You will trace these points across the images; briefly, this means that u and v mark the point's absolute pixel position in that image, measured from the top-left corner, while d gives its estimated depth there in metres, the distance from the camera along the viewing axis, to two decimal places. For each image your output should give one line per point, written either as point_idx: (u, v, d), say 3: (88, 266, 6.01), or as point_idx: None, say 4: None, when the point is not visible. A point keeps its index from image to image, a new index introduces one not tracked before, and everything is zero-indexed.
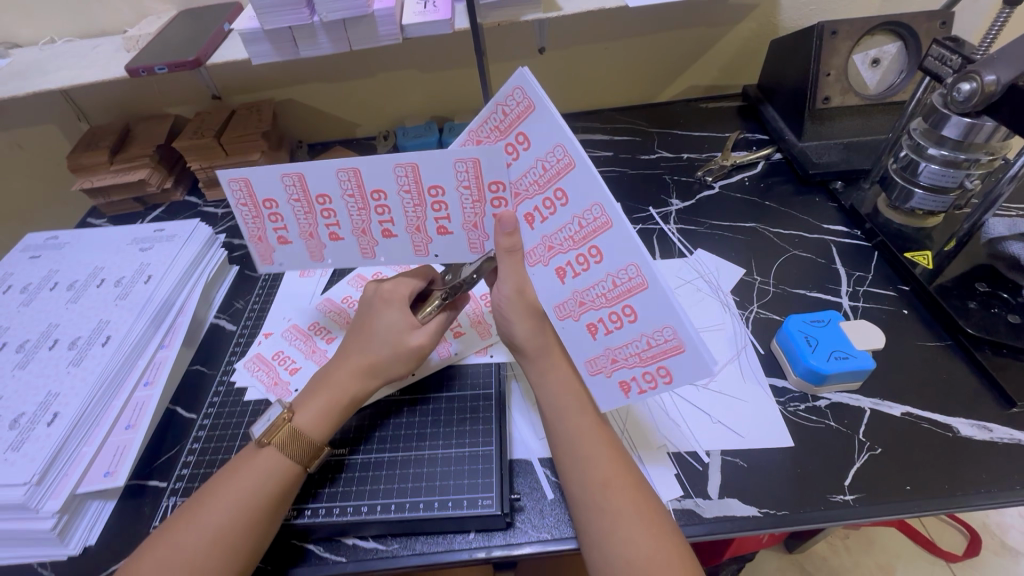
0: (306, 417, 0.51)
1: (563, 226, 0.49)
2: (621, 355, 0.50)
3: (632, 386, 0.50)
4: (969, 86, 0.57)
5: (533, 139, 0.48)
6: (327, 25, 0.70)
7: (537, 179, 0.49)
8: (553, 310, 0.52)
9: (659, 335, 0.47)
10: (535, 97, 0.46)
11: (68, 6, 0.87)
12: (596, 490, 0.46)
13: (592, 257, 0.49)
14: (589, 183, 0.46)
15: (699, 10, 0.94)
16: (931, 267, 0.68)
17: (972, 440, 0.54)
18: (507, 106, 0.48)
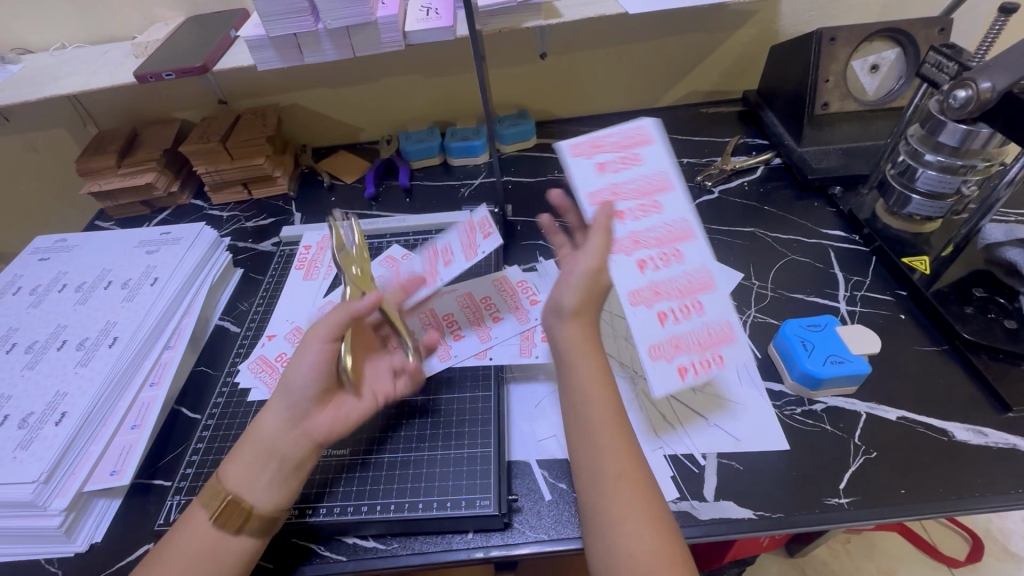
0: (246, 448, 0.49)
1: (653, 228, 0.54)
2: (684, 342, 0.54)
3: (688, 371, 0.53)
4: (964, 93, 0.58)
5: (644, 161, 0.56)
6: (331, 32, 0.71)
7: (624, 180, 0.55)
8: (625, 297, 0.53)
9: (722, 326, 0.55)
10: (654, 134, 0.57)
11: (78, 12, 0.89)
12: (605, 485, 0.45)
13: (676, 254, 0.55)
14: (688, 205, 0.55)
15: (699, 16, 0.95)
16: (929, 272, 0.68)
17: (967, 444, 0.54)
18: (629, 133, 0.57)
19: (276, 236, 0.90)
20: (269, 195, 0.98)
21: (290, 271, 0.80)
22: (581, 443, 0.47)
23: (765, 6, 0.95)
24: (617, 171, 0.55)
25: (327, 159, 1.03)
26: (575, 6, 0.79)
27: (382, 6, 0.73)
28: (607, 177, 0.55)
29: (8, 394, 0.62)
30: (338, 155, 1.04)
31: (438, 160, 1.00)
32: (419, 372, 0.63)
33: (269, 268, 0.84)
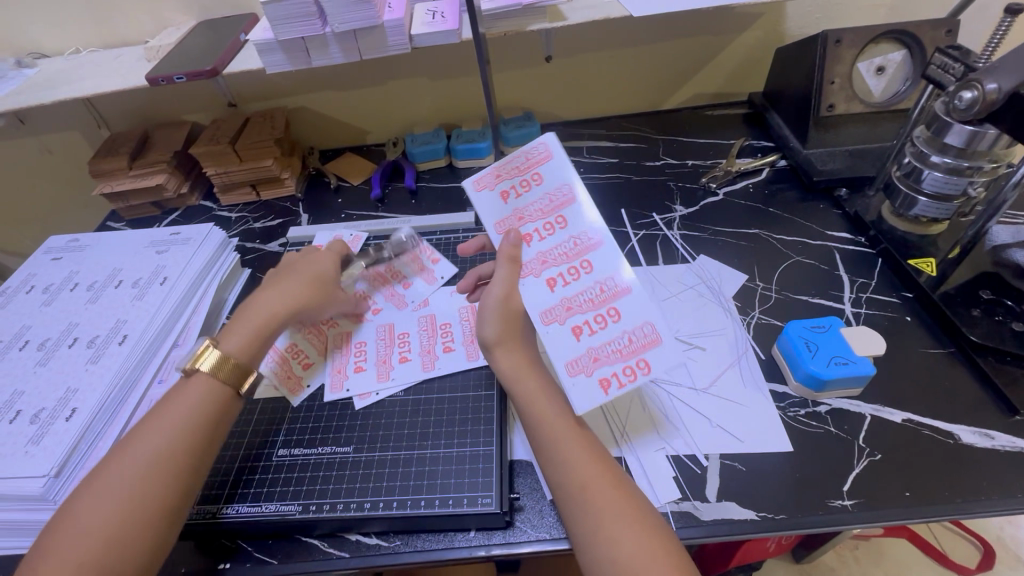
0: (232, 345, 0.57)
1: (560, 244, 0.55)
2: (603, 352, 0.52)
3: (612, 382, 0.51)
4: (970, 94, 0.57)
5: (548, 180, 0.56)
6: (339, 35, 0.72)
7: (538, 208, 0.56)
8: (539, 315, 0.53)
9: (640, 331, 0.52)
10: (554, 149, 0.56)
11: (93, 17, 0.90)
12: (576, 490, 0.47)
13: (584, 260, 0.54)
14: (588, 210, 0.55)
15: (704, 19, 0.95)
16: (935, 275, 0.68)
17: (974, 448, 0.54)
18: (529, 153, 0.57)
19: (283, 237, 0.91)
20: (277, 196, 0.99)
21: None
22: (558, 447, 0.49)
23: (770, 8, 0.95)
24: (513, 194, 0.57)
25: (334, 162, 1.04)
26: (579, 9, 0.80)
27: (389, 10, 0.74)
28: (513, 205, 0.57)
29: (21, 390, 0.63)
30: (345, 157, 1.05)
31: (444, 162, 1.01)
32: (433, 369, 0.64)
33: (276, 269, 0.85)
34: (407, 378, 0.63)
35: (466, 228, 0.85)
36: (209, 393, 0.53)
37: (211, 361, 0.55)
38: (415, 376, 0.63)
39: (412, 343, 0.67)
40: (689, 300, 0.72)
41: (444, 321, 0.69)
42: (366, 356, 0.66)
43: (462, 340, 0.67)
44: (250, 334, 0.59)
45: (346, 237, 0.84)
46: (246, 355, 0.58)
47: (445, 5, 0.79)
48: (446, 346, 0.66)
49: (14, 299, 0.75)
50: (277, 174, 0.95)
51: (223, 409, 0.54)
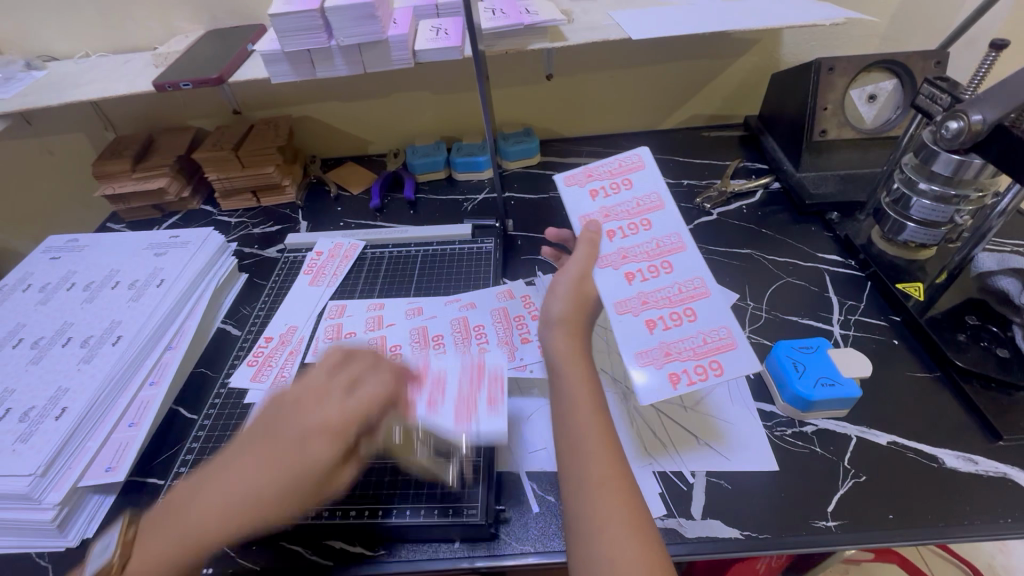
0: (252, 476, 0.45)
1: (642, 243, 0.58)
2: (676, 348, 0.53)
3: (682, 378, 0.52)
4: (956, 124, 0.59)
5: (636, 189, 0.61)
6: (343, 48, 0.74)
7: (619, 210, 0.60)
8: (613, 304, 0.55)
9: (715, 333, 0.54)
10: (647, 161, 0.63)
11: (104, 23, 0.92)
12: (592, 486, 0.46)
13: (664, 258, 0.57)
14: (674, 217, 0.59)
15: (702, 43, 0.98)
16: (923, 299, 0.69)
17: (957, 472, 0.54)
18: (623, 160, 0.63)
19: (281, 244, 0.92)
20: (277, 203, 1.00)
21: (296, 277, 0.81)
22: (571, 442, 0.49)
23: (766, 35, 0.97)
24: (600, 195, 0.61)
25: (335, 171, 1.06)
26: (580, 31, 0.82)
27: (394, 25, 0.76)
28: (599, 204, 0.61)
29: (11, 388, 0.63)
30: (347, 166, 1.07)
31: (443, 174, 1.03)
32: None
33: (273, 274, 0.86)
34: None
35: (463, 239, 0.85)
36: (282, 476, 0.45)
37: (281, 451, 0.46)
38: None
39: (446, 345, 0.68)
40: None
41: (437, 333, 0.69)
42: None
43: (495, 343, 0.68)
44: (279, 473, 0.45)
45: (344, 244, 0.85)
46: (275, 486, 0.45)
47: (449, 21, 0.81)
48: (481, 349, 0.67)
49: (10, 297, 0.76)
50: (278, 181, 0.96)
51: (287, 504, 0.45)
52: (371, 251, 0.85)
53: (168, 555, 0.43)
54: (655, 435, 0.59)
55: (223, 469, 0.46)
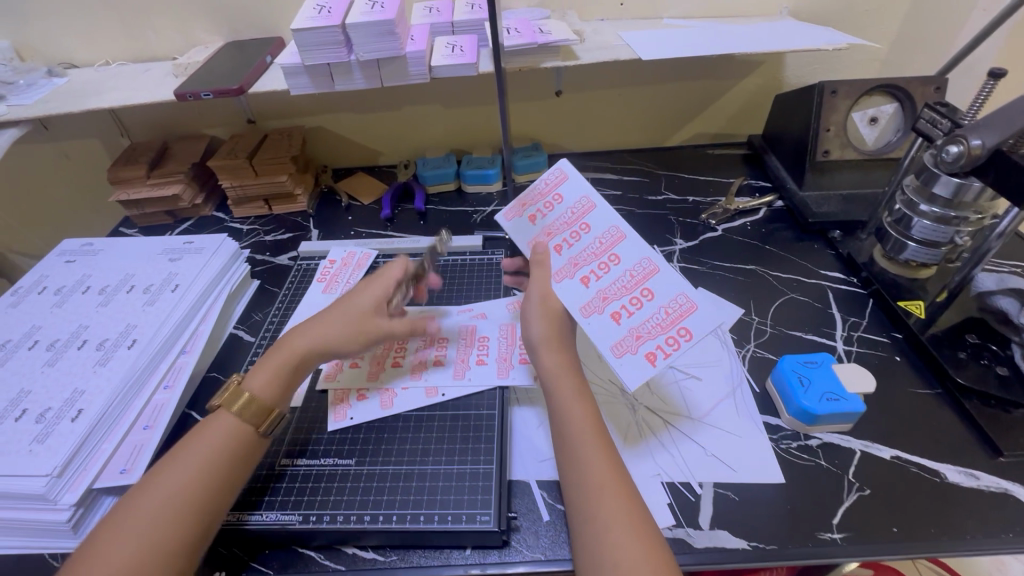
0: (257, 380, 0.57)
1: (587, 246, 0.62)
2: (644, 329, 0.57)
3: (658, 355, 0.56)
4: (956, 149, 0.61)
5: (567, 199, 0.65)
6: (362, 63, 0.76)
7: (554, 226, 0.64)
8: (579, 309, 0.59)
9: (675, 303, 0.58)
10: (568, 170, 0.65)
11: (125, 33, 0.95)
12: (591, 492, 0.48)
13: (611, 251, 0.61)
14: (606, 210, 0.63)
15: (708, 64, 1.00)
16: (924, 317, 0.70)
17: (959, 487, 0.55)
18: (547, 179, 0.66)
19: (293, 251, 0.93)
20: (288, 211, 1.02)
21: (309, 284, 0.82)
22: (567, 453, 0.51)
23: (770, 58, 1.00)
24: (538, 217, 0.65)
25: (346, 181, 1.08)
26: (591, 50, 0.84)
27: (411, 42, 0.78)
28: (540, 226, 0.64)
29: (28, 389, 0.64)
30: (357, 176, 1.09)
31: (452, 186, 1.05)
32: (436, 396, 0.64)
33: (285, 281, 0.87)
34: (410, 406, 0.63)
35: (474, 250, 0.87)
36: (235, 431, 0.53)
37: (238, 401, 0.55)
38: (419, 402, 0.63)
39: (448, 351, 0.69)
40: None
41: (443, 334, 0.72)
42: (368, 381, 0.66)
43: (495, 355, 0.68)
44: (275, 366, 0.58)
45: (356, 253, 0.87)
46: (270, 393, 0.57)
47: (464, 38, 0.84)
48: (480, 359, 0.68)
49: (26, 299, 0.77)
50: (291, 189, 0.98)
51: (244, 449, 0.53)
52: (382, 260, 0.87)
53: (195, 477, 0.49)
54: (656, 447, 0.61)
55: (186, 445, 0.52)
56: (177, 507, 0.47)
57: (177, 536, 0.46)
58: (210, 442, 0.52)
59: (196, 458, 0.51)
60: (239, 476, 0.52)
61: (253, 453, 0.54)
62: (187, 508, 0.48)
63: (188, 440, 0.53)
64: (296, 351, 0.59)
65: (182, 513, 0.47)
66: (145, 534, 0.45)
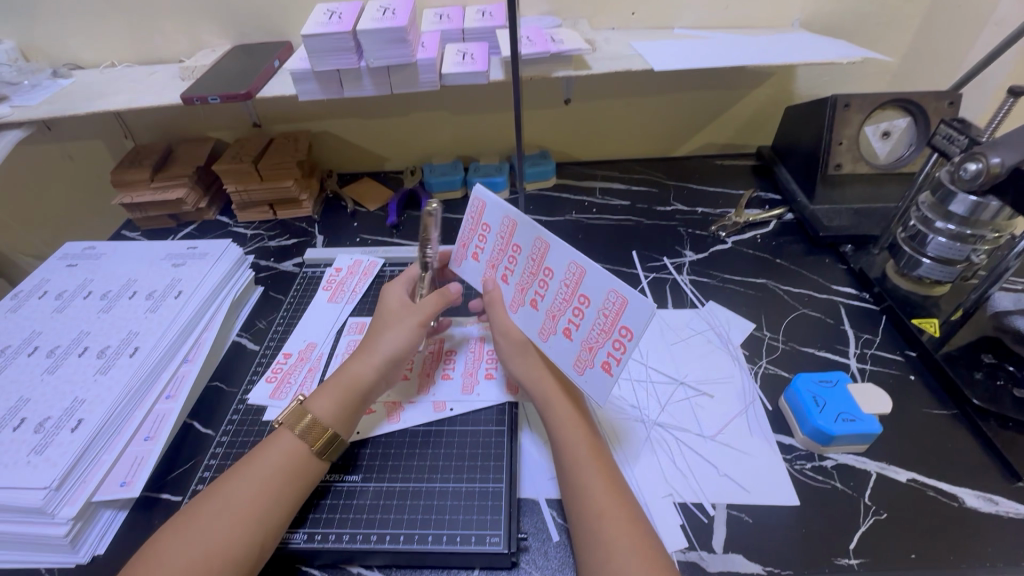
0: (320, 404, 0.56)
1: (525, 267, 0.59)
2: (593, 339, 0.55)
3: (611, 361, 0.53)
4: (975, 166, 0.60)
5: (492, 224, 0.60)
6: (372, 69, 0.75)
7: (493, 255, 0.62)
8: (537, 334, 0.58)
9: (609, 303, 0.53)
10: (482, 195, 0.60)
11: (131, 35, 0.94)
12: (591, 519, 0.48)
13: (542, 267, 0.58)
14: (523, 221, 0.58)
15: (719, 74, 1.00)
16: (938, 335, 0.69)
17: (977, 512, 0.54)
18: (470, 211, 0.62)
19: (297, 258, 0.92)
20: (293, 216, 1.01)
21: (315, 293, 0.81)
22: (567, 477, 0.51)
23: (781, 69, 0.99)
24: (478, 255, 0.63)
25: (352, 186, 1.07)
26: (603, 60, 0.83)
27: (422, 49, 0.77)
28: (483, 261, 0.63)
29: (27, 397, 0.63)
30: (362, 182, 1.08)
31: (459, 193, 1.04)
32: (445, 410, 0.63)
33: (290, 288, 0.86)
34: (419, 420, 0.62)
35: None
36: (295, 451, 0.53)
37: (300, 422, 0.54)
38: (427, 416, 0.63)
39: (457, 363, 0.69)
40: (697, 346, 0.73)
41: (451, 348, 0.71)
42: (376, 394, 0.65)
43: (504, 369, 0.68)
44: (339, 394, 0.57)
45: (363, 261, 0.86)
46: (331, 415, 0.55)
47: (474, 46, 0.83)
48: (488, 373, 0.67)
49: (26, 304, 0.75)
50: (296, 195, 0.97)
51: (305, 469, 0.53)
52: (389, 269, 0.86)
53: (259, 496, 0.49)
54: (660, 465, 0.59)
55: (248, 462, 0.52)
56: (248, 515, 0.48)
57: (235, 556, 0.46)
58: (272, 460, 0.52)
59: (257, 475, 0.50)
60: (299, 495, 0.52)
61: (313, 472, 0.54)
62: (249, 525, 0.47)
63: (252, 456, 0.53)
64: (356, 378, 0.58)
65: (242, 530, 0.47)
66: (201, 552, 0.45)
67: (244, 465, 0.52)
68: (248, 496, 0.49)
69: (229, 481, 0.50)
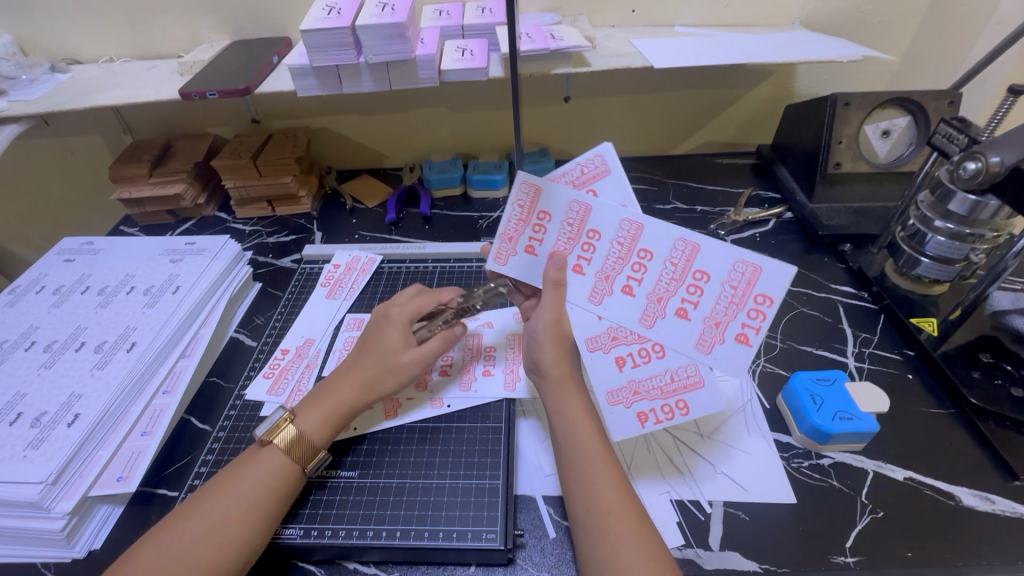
0: (309, 423, 0.55)
1: (633, 277, 0.56)
2: (643, 387, 0.57)
3: (649, 417, 0.56)
4: (974, 165, 0.60)
5: (597, 210, 0.56)
6: (371, 65, 0.75)
7: (570, 230, 0.57)
8: (585, 342, 0.58)
9: (683, 371, 0.57)
10: (611, 164, 0.57)
11: (130, 30, 0.93)
12: (596, 518, 0.47)
13: (636, 283, 0.56)
14: (662, 231, 0.55)
15: (719, 72, 1.00)
16: (936, 334, 0.69)
17: (974, 510, 0.54)
18: (586, 167, 0.58)
19: (296, 254, 0.92)
20: (292, 213, 1.00)
21: (313, 289, 0.81)
22: (572, 475, 0.51)
23: (781, 68, 0.99)
24: (546, 219, 0.58)
25: (351, 183, 1.07)
26: (602, 57, 0.83)
27: (421, 45, 0.77)
28: (543, 252, 0.58)
29: (24, 392, 0.63)
30: (361, 179, 1.07)
31: (459, 190, 1.03)
32: (442, 407, 0.63)
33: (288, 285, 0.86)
34: (417, 416, 0.62)
35: (478, 257, 0.86)
36: (283, 470, 0.52)
37: (284, 438, 0.54)
38: (423, 413, 0.63)
39: (456, 360, 0.69)
40: None
41: (449, 343, 0.71)
42: None
43: (502, 366, 0.67)
44: (327, 410, 0.57)
45: (361, 258, 0.86)
46: (321, 434, 0.55)
47: (473, 43, 0.83)
48: (486, 370, 0.67)
49: (23, 298, 0.75)
50: (295, 191, 0.96)
51: (291, 484, 0.52)
52: (387, 266, 0.86)
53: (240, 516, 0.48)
54: (659, 459, 0.60)
55: (231, 477, 0.51)
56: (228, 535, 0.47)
57: None
58: (255, 477, 0.51)
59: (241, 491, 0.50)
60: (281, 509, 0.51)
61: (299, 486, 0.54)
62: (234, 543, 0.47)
63: (238, 469, 0.52)
64: (347, 401, 0.58)
65: (227, 549, 0.47)
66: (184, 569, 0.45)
67: (227, 480, 0.51)
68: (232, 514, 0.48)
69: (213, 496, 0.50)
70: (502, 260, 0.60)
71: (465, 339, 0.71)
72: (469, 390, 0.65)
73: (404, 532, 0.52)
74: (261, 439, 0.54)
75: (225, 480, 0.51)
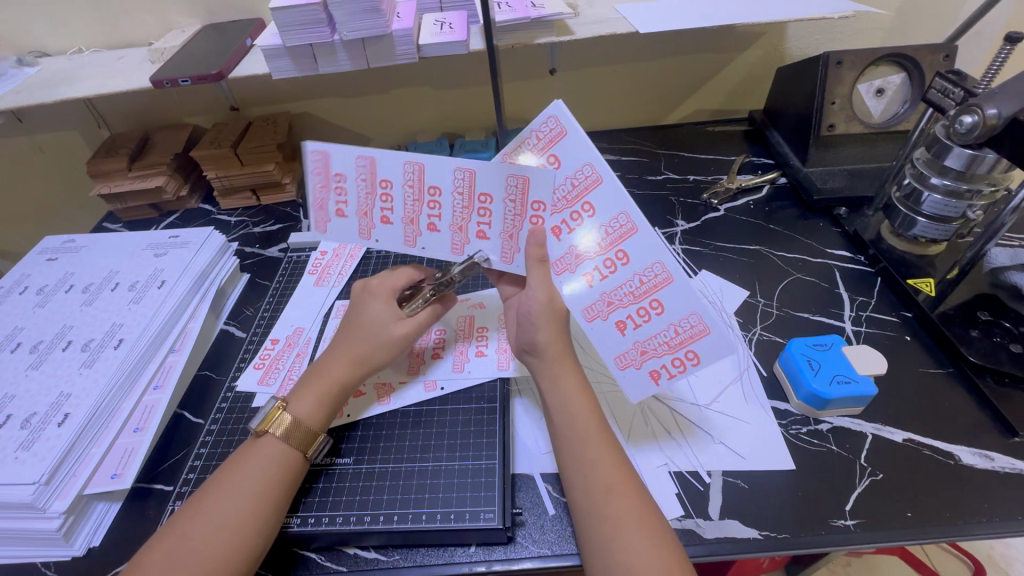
0: (301, 407, 0.54)
1: (593, 233, 0.54)
2: (650, 345, 0.54)
3: (662, 374, 0.53)
4: (971, 119, 0.58)
5: (382, 160, 0.56)
6: (347, 43, 0.72)
7: (367, 186, 0.57)
8: (580, 312, 0.55)
9: (686, 322, 0.52)
10: (568, 124, 0.53)
11: (96, 17, 0.90)
12: (593, 499, 0.47)
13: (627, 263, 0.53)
14: (604, 190, 0.53)
15: (708, 37, 0.97)
16: (934, 294, 0.68)
17: (974, 468, 0.54)
18: (541, 131, 0.55)
19: (283, 243, 0.91)
20: (277, 201, 0.99)
21: (301, 276, 0.80)
22: (568, 454, 0.50)
23: (771, 28, 0.96)
24: (344, 180, 0.57)
25: None
26: (587, 24, 0.80)
27: (398, 19, 0.74)
28: (444, 227, 0.58)
29: (12, 393, 0.62)
30: None
31: None
32: (435, 390, 0.63)
33: (276, 274, 0.84)
34: (411, 400, 0.62)
35: None
36: (283, 458, 0.51)
37: (280, 425, 0.52)
38: (417, 397, 0.62)
39: (447, 343, 0.68)
40: None
41: (440, 328, 0.69)
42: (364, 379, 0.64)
43: (494, 346, 0.67)
44: (319, 390, 0.55)
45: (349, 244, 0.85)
46: (315, 418, 0.54)
47: (453, 16, 0.80)
48: (479, 351, 0.66)
49: (7, 299, 0.74)
50: (278, 179, 0.94)
51: (294, 474, 0.51)
52: (375, 250, 0.84)
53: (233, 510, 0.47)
54: (656, 431, 0.60)
55: (234, 468, 0.50)
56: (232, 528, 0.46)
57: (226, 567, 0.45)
58: (259, 467, 0.50)
59: (249, 482, 0.49)
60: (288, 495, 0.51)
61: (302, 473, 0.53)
62: (246, 535, 0.46)
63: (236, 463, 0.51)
64: (340, 379, 0.56)
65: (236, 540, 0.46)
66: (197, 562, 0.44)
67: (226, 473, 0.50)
68: (241, 507, 0.47)
69: (216, 487, 0.49)
70: (322, 228, 0.60)
71: (454, 320, 0.70)
72: (461, 372, 0.64)
73: (401, 517, 0.52)
74: (256, 429, 0.52)
75: (221, 473, 0.50)
